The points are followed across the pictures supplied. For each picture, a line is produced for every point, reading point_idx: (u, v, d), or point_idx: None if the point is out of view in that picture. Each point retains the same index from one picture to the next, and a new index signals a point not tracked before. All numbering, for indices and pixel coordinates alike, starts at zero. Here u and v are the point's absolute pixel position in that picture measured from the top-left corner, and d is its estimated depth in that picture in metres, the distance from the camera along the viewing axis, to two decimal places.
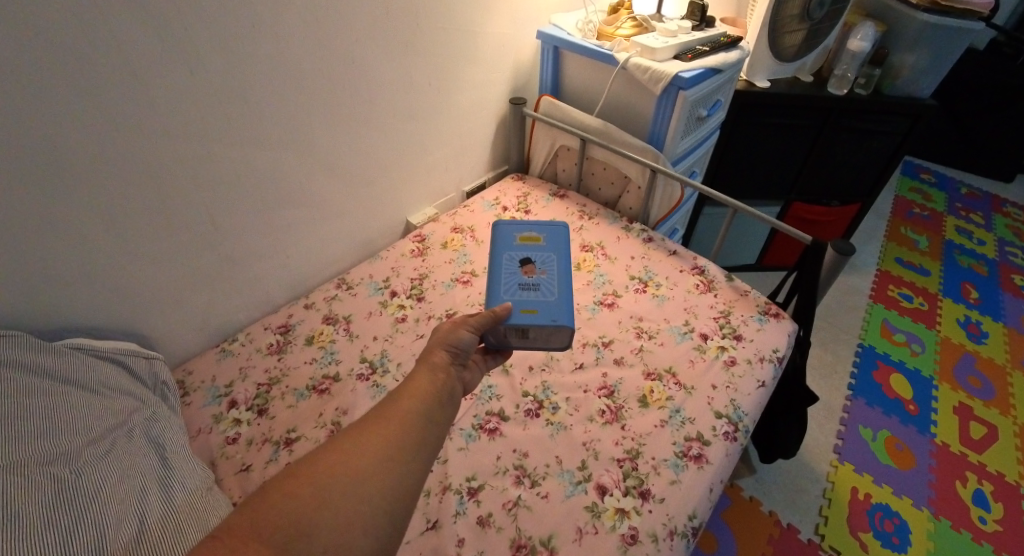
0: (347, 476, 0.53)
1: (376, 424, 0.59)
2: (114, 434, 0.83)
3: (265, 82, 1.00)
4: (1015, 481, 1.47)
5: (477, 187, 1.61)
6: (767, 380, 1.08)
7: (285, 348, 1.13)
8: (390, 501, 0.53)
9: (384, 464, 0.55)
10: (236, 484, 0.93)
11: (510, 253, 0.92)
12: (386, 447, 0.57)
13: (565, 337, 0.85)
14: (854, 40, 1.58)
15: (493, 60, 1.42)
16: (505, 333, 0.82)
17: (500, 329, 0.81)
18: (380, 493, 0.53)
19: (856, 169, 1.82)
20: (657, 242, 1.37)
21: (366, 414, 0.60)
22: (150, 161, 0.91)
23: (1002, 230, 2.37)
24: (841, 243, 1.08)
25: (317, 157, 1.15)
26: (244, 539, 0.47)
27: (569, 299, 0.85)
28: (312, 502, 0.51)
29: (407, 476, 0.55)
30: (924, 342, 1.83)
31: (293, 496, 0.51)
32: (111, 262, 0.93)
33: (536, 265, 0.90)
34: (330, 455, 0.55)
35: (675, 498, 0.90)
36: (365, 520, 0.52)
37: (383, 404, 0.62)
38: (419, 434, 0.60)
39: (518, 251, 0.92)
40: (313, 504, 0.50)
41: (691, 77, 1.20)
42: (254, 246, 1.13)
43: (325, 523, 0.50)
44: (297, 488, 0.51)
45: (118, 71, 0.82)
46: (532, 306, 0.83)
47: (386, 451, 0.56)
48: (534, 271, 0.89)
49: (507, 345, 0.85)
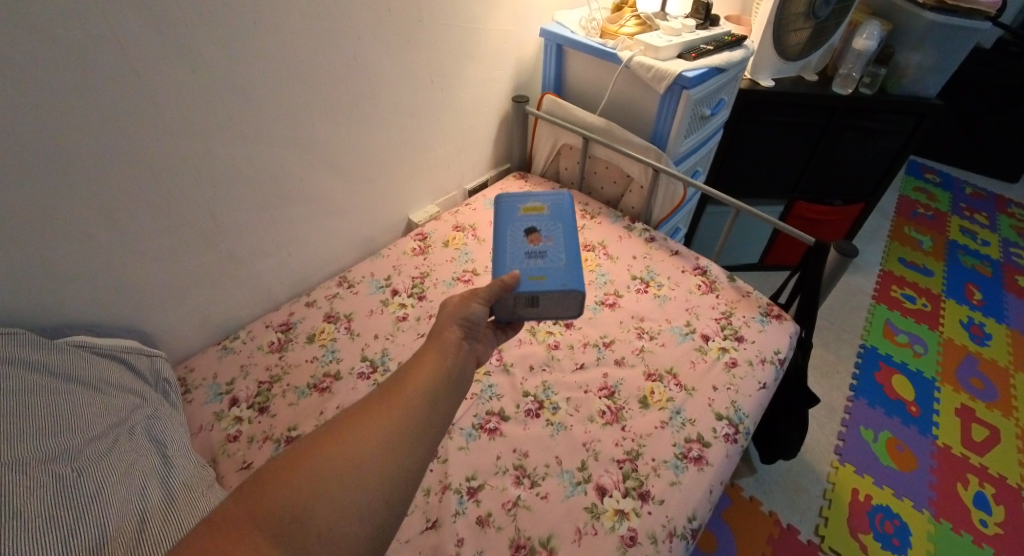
0: (341, 465, 0.54)
1: (371, 411, 0.59)
2: (115, 432, 0.83)
3: (267, 79, 0.99)
4: (1016, 483, 1.47)
5: (479, 185, 1.61)
6: (768, 382, 1.08)
7: (286, 346, 1.13)
8: (383, 491, 0.54)
9: (378, 454, 0.56)
10: (237, 482, 0.93)
11: (514, 224, 0.92)
12: (382, 435, 0.57)
13: (573, 305, 0.85)
14: (859, 39, 1.56)
15: (496, 57, 1.41)
16: (514, 301, 0.82)
17: (510, 298, 0.81)
18: (373, 483, 0.54)
19: (860, 169, 1.81)
20: (659, 242, 1.37)
21: (363, 400, 0.60)
22: (151, 159, 0.91)
23: (1006, 231, 2.36)
24: (844, 244, 1.08)
25: (318, 153, 1.15)
26: (240, 526, 0.49)
27: (577, 266, 0.85)
28: (303, 492, 0.51)
29: (402, 464, 0.56)
30: (927, 343, 1.82)
31: (287, 483, 0.52)
32: (112, 259, 0.93)
33: (541, 233, 0.90)
34: (323, 443, 0.55)
35: (675, 500, 0.90)
36: (358, 507, 0.52)
37: (382, 389, 0.62)
38: (417, 423, 0.59)
39: (522, 221, 0.93)
40: (306, 493, 0.51)
41: (694, 76, 1.19)
42: (256, 243, 1.13)
43: (318, 513, 0.51)
44: (292, 475, 0.52)
45: (119, 67, 0.82)
46: (540, 273, 0.83)
47: (380, 439, 0.56)
48: (540, 240, 0.89)
49: (517, 317, 0.86)
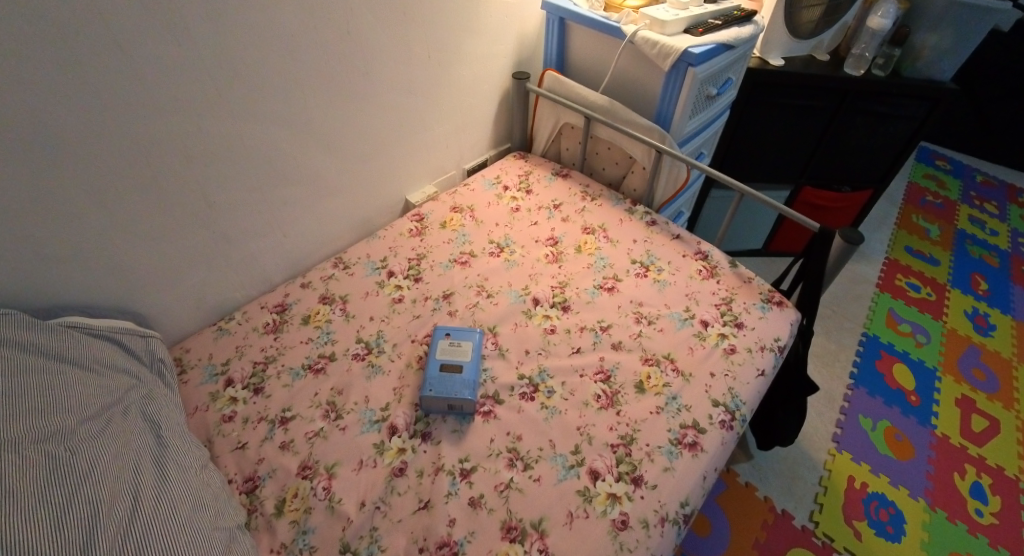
0: None
1: None
2: (109, 412, 0.83)
3: (260, 56, 0.97)
4: (1014, 475, 1.46)
5: (478, 165, 1.59)
6: (767, 369, 1.07)
7: (282, 328, 1.13)
8: None
9: None
10: (232, 461, 0.94)
11: (450, 347, 1.06)
12: None
13: (465, 393, 0.98)
14: (874, 17, 1.50)
15: (496, 32, 1.37)
16: (437, 398, 0.98)
17: (426, 399, 0.97)
18: None
19: (870, 153, 1.77)
20: (660, 226, 1.35)
21: None
22: (138, 138, 0.89)
23: (1016, 220, 2.31)
24: (850, 231, 1.05)
25: (312, 132, 1.12)
26: None
27: (463, 381, 1.00)
28: None
29: None
30: (929, 332, 1.80)
31: None
32: (103, 240, 0.92)
33: (454, 354, 1.04)
34: None
35: (667, 486, 0.90)
36: None
37: None
38: None
39: (448, 352, 1.05)
40: None
41: (701, 53, 1.15)
42: (249, 225, 1.12)
43: None
44: None
45: (103, 43, 0.79)
46: (449, 387, 0.98)
47: None
48: (453, 360, 1.03)
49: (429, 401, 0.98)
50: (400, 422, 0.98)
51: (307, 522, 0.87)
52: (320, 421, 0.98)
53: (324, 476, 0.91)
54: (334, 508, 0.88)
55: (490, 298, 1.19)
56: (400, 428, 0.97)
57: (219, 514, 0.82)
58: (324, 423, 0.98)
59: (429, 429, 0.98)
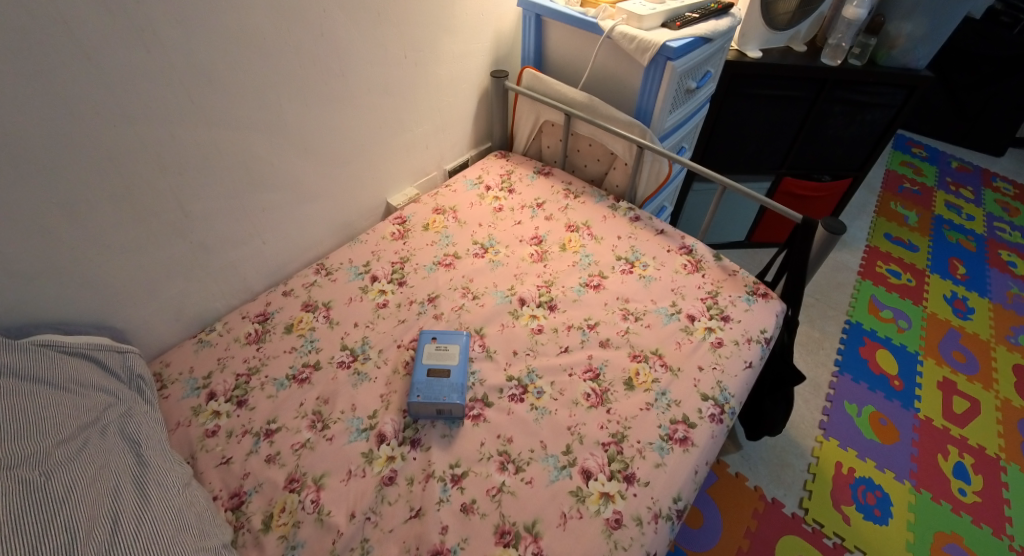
0: None
1: None
2: (87, 433, 0.81)
3: (235, 60, 0.94)
4: (994, 454, 1.49)
5: (458, 165, 1.57)
6: (754, 361, 1.08)
7: (264, 337, 1.11)
8: None
9: None
10: (217, 477, 0.92)
11: (433, 351, 1.04)
12: None
13: (456, 395, 0.97)
14: (849, 7, 1.52)
15: (472, 29, 1.36)
16: (423, 405, 0.96)
17: (412, 406, 0.96)
18: None
19: (848, 142, 1.79)
20: (644, 221, 1.34)
21: None
22: (109, 147, 0.86)
23: (991, 205, 2.36)
24: (832, 221, 1.05)
25: (290, 138, 1.10)
26: None
27: (454, 382, 0.99)
28: None
29: None
30: (910, 317, 1.84)
31: None
32: (74, 255, 0.89)
33: (441, 357, 1.03)
34: None
35: (658, 481, 0.90)
36: None
37: None
38: None
39: (433, 356, 1.03)
40: None
41: (679, 46, 1.14)
42: (228, 233, 1.09)
43: None
44: None
45: (69, 51, 0.76)
46: (434, 392, 0.97)
47: None
48: (439, 365, 1.02)
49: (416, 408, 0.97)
50: (389, 429, 0.97)
51: (296, 536, 0.85)
52: (306, 432, 0.97)
53: (312, 488, 0.90)
54: (322, 520, 0.86)
55: (475, 299, 1.18)
56: (388, 436, 0.96)
57: (205, 533, 0.80)
58: (310, 434, 0.96)
59: (418, 435, 0.96)
